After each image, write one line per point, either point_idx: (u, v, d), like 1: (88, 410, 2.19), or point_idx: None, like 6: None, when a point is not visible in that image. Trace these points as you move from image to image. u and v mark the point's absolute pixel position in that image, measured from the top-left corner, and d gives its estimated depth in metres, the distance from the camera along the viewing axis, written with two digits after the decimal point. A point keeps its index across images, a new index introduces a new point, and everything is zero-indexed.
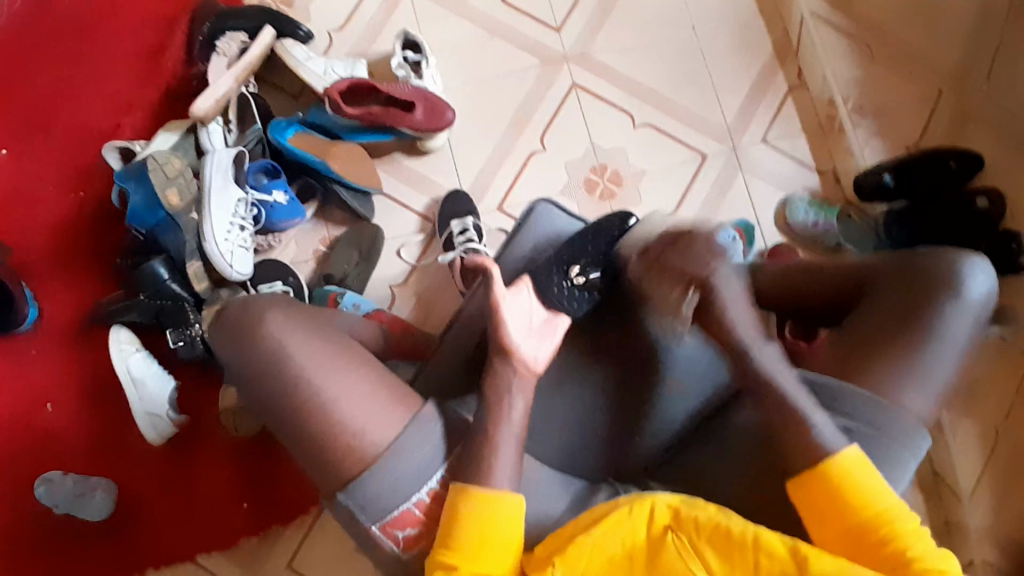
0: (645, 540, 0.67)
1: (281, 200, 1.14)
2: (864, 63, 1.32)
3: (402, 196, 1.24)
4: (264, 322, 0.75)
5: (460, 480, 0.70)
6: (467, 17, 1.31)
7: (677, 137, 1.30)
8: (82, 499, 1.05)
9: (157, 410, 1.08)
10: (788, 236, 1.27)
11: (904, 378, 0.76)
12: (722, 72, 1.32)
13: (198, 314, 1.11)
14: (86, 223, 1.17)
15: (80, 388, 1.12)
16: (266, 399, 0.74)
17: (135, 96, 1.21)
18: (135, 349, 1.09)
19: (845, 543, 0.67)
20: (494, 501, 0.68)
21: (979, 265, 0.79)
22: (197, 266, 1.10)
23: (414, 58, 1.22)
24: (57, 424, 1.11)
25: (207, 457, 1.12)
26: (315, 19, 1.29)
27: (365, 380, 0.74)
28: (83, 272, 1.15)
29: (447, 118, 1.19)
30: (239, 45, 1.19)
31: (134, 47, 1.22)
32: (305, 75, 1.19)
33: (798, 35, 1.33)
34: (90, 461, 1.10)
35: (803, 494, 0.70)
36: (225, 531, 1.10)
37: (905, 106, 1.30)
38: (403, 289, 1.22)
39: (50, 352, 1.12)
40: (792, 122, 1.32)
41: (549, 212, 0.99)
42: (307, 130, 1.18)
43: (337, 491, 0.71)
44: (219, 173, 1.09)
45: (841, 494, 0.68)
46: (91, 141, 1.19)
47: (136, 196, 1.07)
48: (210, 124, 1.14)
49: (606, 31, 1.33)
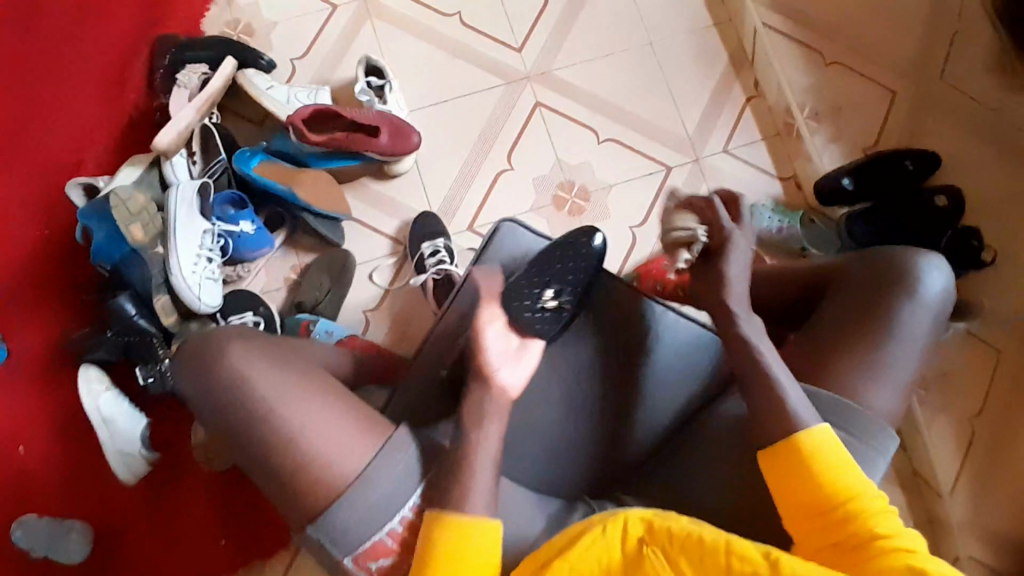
0: (622, 556, 0.67)
1: (248, 230, 1.13)
2: (818, 70, 1.35)
3: (371, 220, 1.25)
4: (227, 355, 0.75)
5: (436, 507, 0.69)
6: (428, 40, 1.32)
7: (641, 150, 1.32)
8: (58, 539, 1.03)
9: (130, 448, 1.06)
10: (754, 243, 1.29)
11: (865, 376, 0.77)
12: (681, 85, 1.35)
13: (167, 348, 1.10)
14: (50, 261, 1.15)
15: (50, 430, 1.10)
16: (236, 433, 0.73)
17: (96, 132, 1.20)
18: (105, 387, 1.07)
19: (812, 515, 0.67)
20: (472, 530, 0.68)
21: (934, 261, 0.81)
22: (164, 300, 1.09)
23: (378, 83, 1.23)
24: (26, 467, 1.08)
25: (183, 494, 1.11)
26: (276, 47, 1.30)
27: (332, 408, 0.73)
28: (48, 311, 1.13)
29: (413, 142, 1.20)
30: (200, 77, 1.19)
31: (94, 80, 1.21)
32: (267, 103, 1.20)
33: (753, 45, 1.35)
34: (61, 504, 1.08)
35: (772, 470, 0.71)
36: (204, 568, 1.08)
37: (859, 110, 1.33)
38: (377, 313, 1.22)
39: (17, 394, 1.10)
40: (752, 131, 1.34)
41: (514, 231, 0.95)
42: (273, 158, 1.18)
43: (306, 524, 0.70)
44: (185, 206, 1.08)
45: (809, 472, 0.68)
46: (52, 177, 1.17)
47: (100, 233, 1.06)
48: (174, 156, 1.14)
49: (566, 49, 1.34)
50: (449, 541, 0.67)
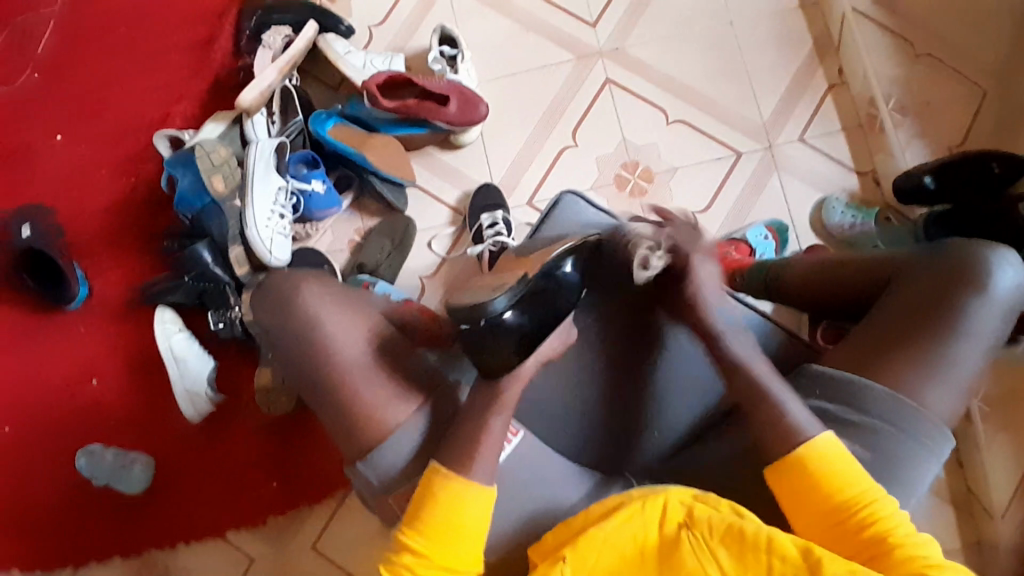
0: (656, 540, 0.68)
1: (318, 189, 1.17)
2: (907, 61, 1.29)
3: (434, 188, 1.27)
4: (299, 302, 0.79)
5: (438, 460, 0.71)
6: (503, 13, 1.33)
7: (710, 134, 1.29)
8: (122, 471, 1.11)
9: (196, 388, 1.13)
10: (822, 238, 1.25)
11: (926, 373, 0.75)
12: (760, 70, 1.31)
13: (238, 296, 1.16)
14: (135, 206, 1.22)
15: (125, 363, 1.18)
16: (298, 378, 0.78)
17: (183, 86, 1.26)
18: (179, 328, 1.15)
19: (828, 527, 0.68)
20: (473, 494, 0.69)
21: (1008, 258, 0.78)
22: (238, 251, 1.14)
23: (450, 53, 1.24)
24: (104, 395, 1.17)
25: (241, 434, 1.17)
26: (356, 14, 1.32)
27: (388, 368, 0.77)
28: (131, 253, 1.21)
29: (481, 112, 1.21)
30: (283, 39, 1.23)
31: (183, 38, 1.27)
32: (344, 69, 1.23)
33: (839, 31, 1.30)
34: (131, 433, 1.16)
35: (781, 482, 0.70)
36: (257, 506, 1.15)
37: (948, 106, 1.27)
38: (433, 280, 1.24)
39: (99, 327, 1.19)
40: (831, 121, 1.29)
41: (575, 203, 0.97)
42: (346, 122, 1.21)
43: (356, 461, 0.75)
44: (262, 162, 1.13)
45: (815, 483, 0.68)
46: (143, 128, 1.25)
47: (184, 181, 1.12)
48: (255, 114, 1.18)
49: (642, 27, 1.32)
50: (448, 500, 0.69)
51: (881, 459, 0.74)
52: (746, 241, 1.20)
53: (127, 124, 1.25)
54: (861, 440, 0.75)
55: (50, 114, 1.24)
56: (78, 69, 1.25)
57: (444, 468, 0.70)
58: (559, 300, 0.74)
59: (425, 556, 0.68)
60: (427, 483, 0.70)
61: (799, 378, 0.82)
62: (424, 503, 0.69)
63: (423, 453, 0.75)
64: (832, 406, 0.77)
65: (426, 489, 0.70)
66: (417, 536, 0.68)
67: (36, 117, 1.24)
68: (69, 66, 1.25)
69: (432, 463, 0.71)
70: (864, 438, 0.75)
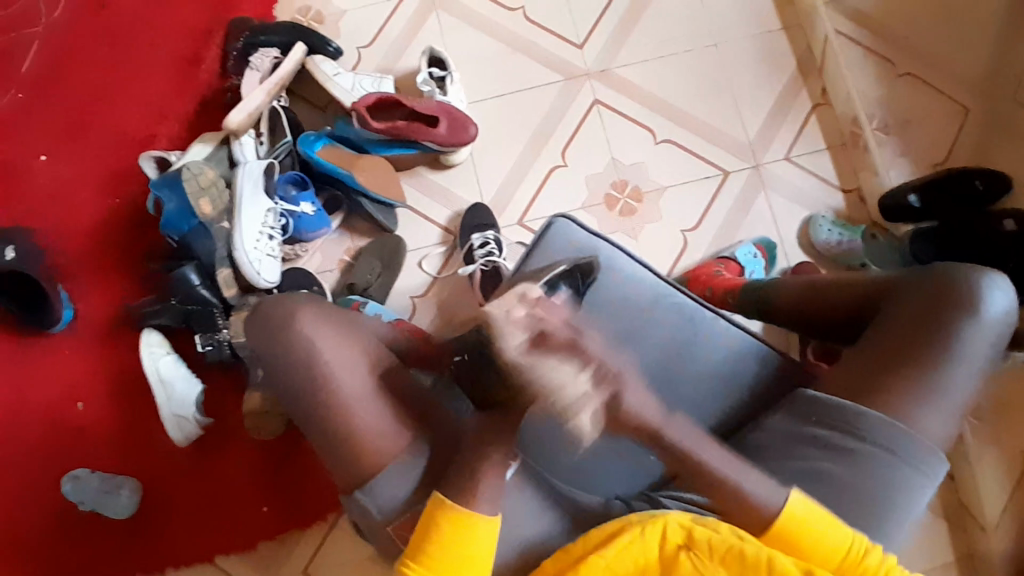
0: (659, 560, 0.68)
1: (307, 211, 1.17)
2: (888, 82, 1.31)
3: (424, 208, 1.27)
4: (292, 325, 0.77)
5: (441, 491, 0.70)
6: (492, 34, 1.34)
7: (697, 153, 1.30)
8: (109, 496, 1.08)
9: (184, 411, 1.11)
10: (810, 255, 1.27)
11: (917, 394, 0.76)
12: (745, 90, 1.33)
13: (226, 319, 1.15)
14: (121, 228, 1.21)
15: (109, 387, 1.16)
16: (288, 401, 0.77)
17: (170, 108, 1.26)
18: (165, 351, 1.13)
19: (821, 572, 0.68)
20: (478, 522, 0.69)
21: (999, 281, 0.78)
22: (226, 273, 1.14)
23: (439, 74, 1.25)
24: (87, 420, 1.15)
25: (228, 459, 1.15)
26: (345, 35, 1.33)
27: (382, 390, 0.77)
28: (116, 275, 1.19)
29: (470, 133, 1.21)
30: (271, 60, 1.23)
31: (170, 59, 1.27)
32: (333, 90, 1.23)
33: (822, 52, 1.33)
34: (116, 459, 1.14)
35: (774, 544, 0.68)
36: (247, 531, 1.13)
37: (928, 125, 1.29)
38: (424, 300, 1.24)
39: (83, 351, 1.17)
40: (815, 139, 1.31)
41: (568, 228, 0.93)
42: (335, 143, 1.22)
43: (354, 489, 0.75)
44: (250, 182, 1.13)
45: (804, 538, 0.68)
46: (129, 149, 1.24)
47: (172, 204, 1.11)
48: (243, 135, 1.18)
49: (629, 48, 1.34)
50: (452, 530, 0.68)
51: (879, 485, 0.74)
52: (736, 259, 1.21)
53: (113, 146, 1.24)
54: (855, 466, 0.75)
55: (35, 135, 1.23)
56: (63, 90, 1.24)
57: (448, 501, 0.69)
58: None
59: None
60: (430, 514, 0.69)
61: (793, 405, 0.82)
62: (429, 533, 0.68)
63: (416, 476, 0.75)
64: (825, 431, 0.77)
65: (429, 520, 0.69)
66: (422, 568, 0.67)
67: (19, 138, 1.23)
68: (54, 87, 1.24)
69: (434, 493, 0.71)
70: (860, 467, 0.75)
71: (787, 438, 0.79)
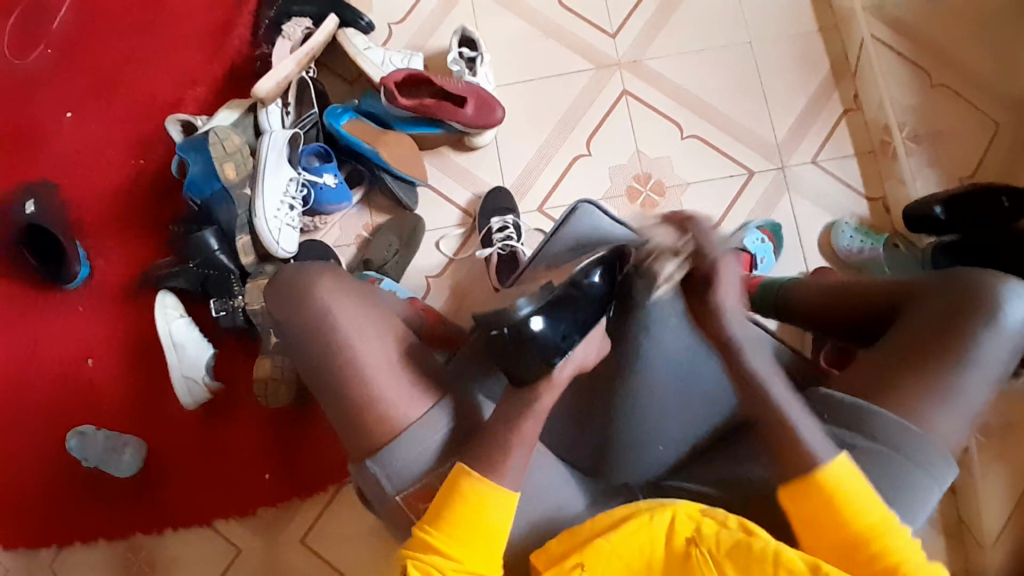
0: (667, 547, 0.67)
1: (330, 182, 1.17)
2: (921, 90, 1.29)
3: (445, 189, 1.26)
4: (314, 290, 0.78)
5: (467, 463, 0.70)
6: (525, 18, 1.33)
7: (723, 150, 1.29)
8: (112, 456, 1.09)
9: (194, 374, 1.11)
10: (830, 260, 1.26)
11: (933, 400, 0.75)
12: (776, 90, 1.32)
13: (242, 285, 1.15)
14: (142, 188, 1.21)
15: (121, 345, 1.16)
16: (303, 369, 0.78)
17: (198, 72, 1.25)
18: (179, 314, 1.13)
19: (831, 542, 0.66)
20: (491, 498, 0.69)
21: (1020, 290, 0.77)
22: (246, 240, 1.13)
23: (470, 55, 1.24)
24: (97, 377, 1.15)
25: (235, 425, 1.15)
26: (376, 10, 1.32)
27: (401, 363, 0.77)
28: (135, 235, 1.20)
29: (497, 117, 1.21)
30: (303, 30, 1.22)
31: (201, 24, 1.27)
32: (363, 64, 1.23)
33: (857, 57, 1.31)
34: (123, 416, 1.15)
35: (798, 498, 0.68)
36: (250, 496, 1.13)
37: (959, 138, 1.27)
38: (439, 280, 1.24)
39: (98, 307, 1.17)
40: (844, 144, 1.30)
41: (591, 214, 0.92)
42: (361, 118, 1.21)
43: (366, 456, 0.74)
44: (275, 151, 1.13)
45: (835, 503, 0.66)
46: (155, 110, 1.24)
47: (196, 166, 1.12)
48: (270, 105, 1.18)
49: (661, 40, 1.33)
50: (466, 506, 0.68)
51: (900, 492, 0.72)
52: (747, 248, 1.20)
53: (141, 106, 1.24)
54: (865, 464, 0.74)
55: (64, 92, 1.23)
56: (92, 49, 1.24)
57: (474, 472, 0.69)
58: (584, 313, 0.71)
59: (451, 556, 0.67)
60: (451, 490, 0.69)
61: (806, 402, 0.81)
62: (446, 506, 0.69)
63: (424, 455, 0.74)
64: (838, 429, 0.77)
65: (448, 496, 0.69)
66: (440, 536, 0.68)
67: (48, 94, 1.23)
68: (84, 45, 1.25)
69: (460, 463, 0.71)
70: (869, 464, 0.73)
71: None
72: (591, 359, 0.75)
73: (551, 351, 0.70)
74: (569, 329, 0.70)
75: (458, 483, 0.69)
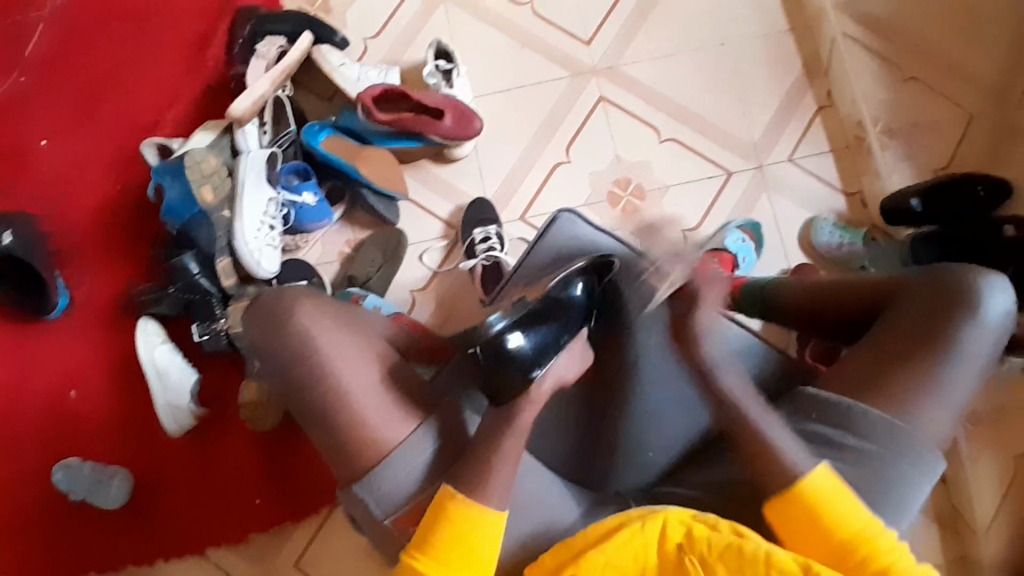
0: (658, 554, 0.67)
1: (309, 201, 1.16)
2: (893, 85, 1.31)
3: (426, 202, 1.26)
4: (293, 316, 0.77)
5: (452, 484, 0.70)
6: (500, 28, 1.33)
7: (701, 151, 1.30)
8: (100, 486, 1.07)
9: (178, 401, 1.10)
10: (811, 257, 1.27)
11: (919, 394, 0.75)
12: (751, 90, 1.33)
13: (224, 308, 1.14)
14: (120, 213, 1.20)
15: (104, 373, 1.15)
16: (289, 391, 0.77)
17: (174, 94, 1.24)
18: (162, 340, 1.12)
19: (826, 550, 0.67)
20: (477, 519, 0.68)
21: (998, 283, 0.78)
22: (226, 262, 1.13)
23: (446, 67, 1.24)
24: (81, 407, 1.14)
25: (223, 450, 1.14)
26: (351, 26, 1.32)
27: (387, 382, 0.77)
28: (115, 261, 1.18)
29: (476, 127, 1.20)
30: (278, 49, 1.22)
31: (175, 45, 1.26)
32: (338, 80, 1.22)
33: (829, 55, 1.33)
34: (109, 446, 1.13)
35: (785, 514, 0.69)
36: (241, 522, 1.12)
37: (932, 131, 1.29)
38: (424, 294, 1.23)
39: (79, 336, 1.16)
40: (820, 141, 1.31)
41: (572, 222, 0.94)
42: (339, 134, 1.21)
43: (352, 482, 0.74)
44: (253, 173, 1.12)
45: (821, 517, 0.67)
46: (130, 134, 1.22)
47: (173, 191, 1.11)
48: (246, 125, 1.17)
49: (636, 46, 1.34)
50: (453, 530, 0.68)
51: (885, 485, 0.73)
52: (728, 249, 1.20)
53: (116, 130, 1.22)
54: (855, 463, 0.74)
55: (37, 118, 1.22)
56: (65, 74, 1.23)
57: (459, 494, 0.69)
58: (563, 322, 0.75)
59: None
60: (437, 514, 0.69)
61: (794, 402, 0.82)
62: (433, 528, 0.69)
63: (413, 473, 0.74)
64: (827, 429, 0.77)
65: (434, 519, 0.69)
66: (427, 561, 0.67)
67: (20, 121, 1.21)
68: (56, 70, 1.23)
69: (444, 485, 0.70)
70: (862, 463, 0.74)
71: None
72: (571, 374, 0.78)
73: (529, 365, 0.71)
74: (548, 339, 0.73)
75: (443, 504, 0.69)
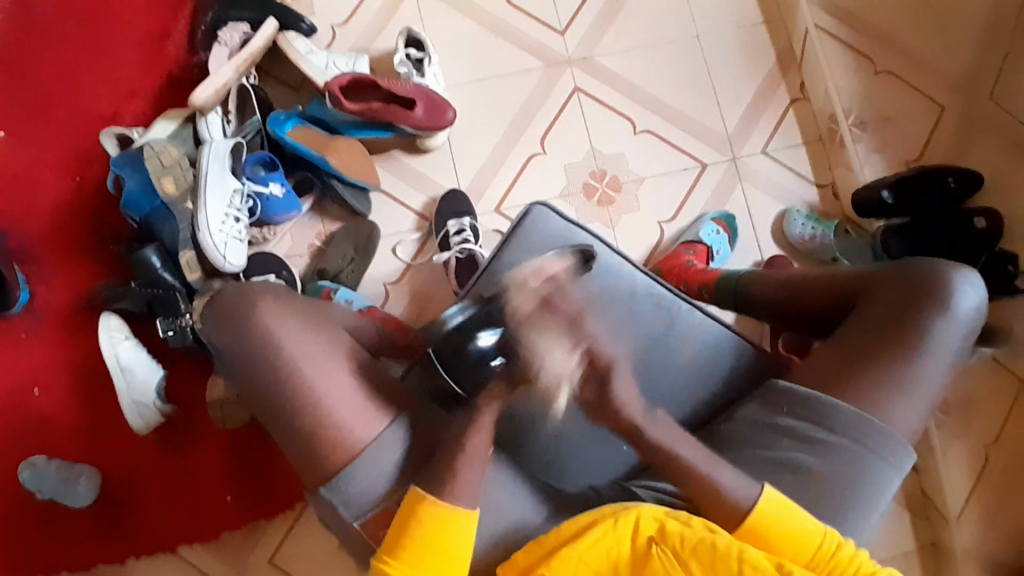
0: (631, 550, 0.66)
1: (277, 192, 1.13)
2: (865, 77, 1.31)
3: (399, 194, 1.24)
4: (255, 313, 0.75)
5: (423, 486, 0.69)
6: (472, 17, 1.31)
7: (675, 143, 1.30)
8: (66, 487, 1.04)
9: (144, 399, 1.07)
10: (784, 249, 1.27)
11: (889, 390, 0.76)
12: (725, 83, 1.32)
13: (189, 303, 1.10)
14: (81, 207, 1.16)
15: (66, 374, 1.11)
16: (256, 393, 0.75)
17: (135, 83, 1.20)
18: (125, 336, 1.08)
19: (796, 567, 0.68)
20: (451, 519, 0.68)
21: (970, 278, 0.79)
22: (190, 256, 1.09)
23: (417, 56, 1.22)
24: (42, 409, 1.10)
25: (192, 449, 1.11)
26: (319, 12, 1.28)
27: (358, 380, 0.75)
28: (74, 258, 1.14)
29: (448, 117, 1.18)
30: (241, 35, 1.18)
31: (136, 33, 1.21)
32: (306, 69, 1.19)
33: (802, 46, 1.33)
34: (72, 449, 1.09)
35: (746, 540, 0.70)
36: (211, 522, 1.10)
37: (905, 123, 1.30)
38: (397, 288, 1.21)
39: (38, 335, 1.12)
40: (793, 133, 1.32)
41: (546, 215, 0.93)
42: (307, 124, 1.18)
43: (320, 484, 0.73)
44: (217, 163, 1.07)
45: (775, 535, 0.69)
46: (90, 124, 1.18)
47: (132, 182, 1.08)
48: (209, 113, 1.14)
49: (610, 36, 1.32)
50: (427, 530, 0.67)
51: (855, 480, 0.74)
52: (702, 241, 1.20)
53: (74, 121, 1.18)
54: (827, 458, 0.75)
55: None
56: (20, 64, 1.18)
57: (431, 495, 0.68)
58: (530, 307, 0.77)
59: None
60: (410, 515, 0.68)
61: (766, 393, 0.82)
62: (406, 531, 0.68)
63: (384, 473, 0.73)
64: (798, 423, 0.77)
65: (407, 521, 0.68)
66: (398, 565, 0.66)
67: None
68: (9, 59, 1.18)
69: (414, 488, 0.70)
70: (832, 458, 0.75)
71: (758, 427, 0.79)
72: None
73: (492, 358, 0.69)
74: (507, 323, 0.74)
75: (415, 509, 0.68)
